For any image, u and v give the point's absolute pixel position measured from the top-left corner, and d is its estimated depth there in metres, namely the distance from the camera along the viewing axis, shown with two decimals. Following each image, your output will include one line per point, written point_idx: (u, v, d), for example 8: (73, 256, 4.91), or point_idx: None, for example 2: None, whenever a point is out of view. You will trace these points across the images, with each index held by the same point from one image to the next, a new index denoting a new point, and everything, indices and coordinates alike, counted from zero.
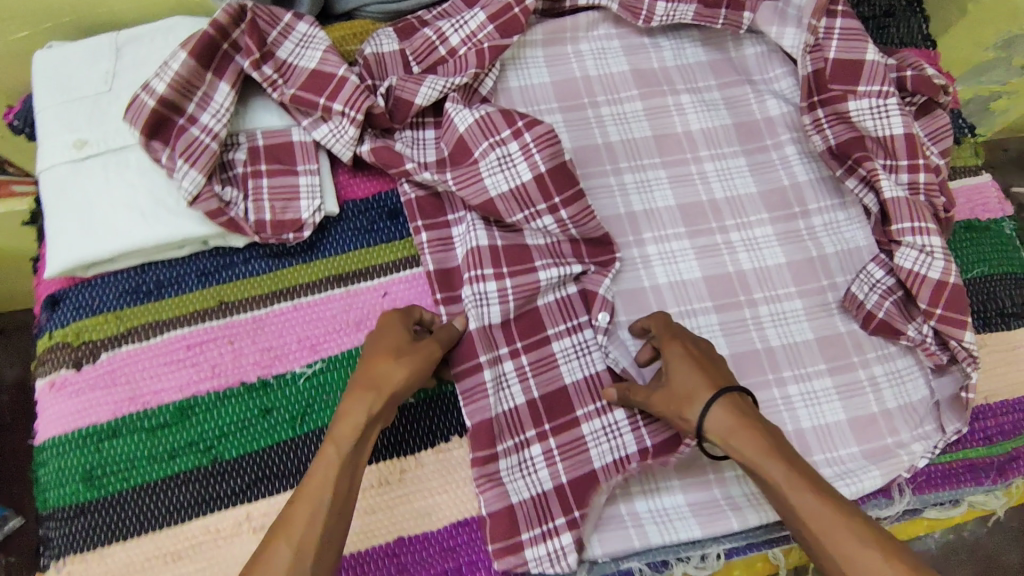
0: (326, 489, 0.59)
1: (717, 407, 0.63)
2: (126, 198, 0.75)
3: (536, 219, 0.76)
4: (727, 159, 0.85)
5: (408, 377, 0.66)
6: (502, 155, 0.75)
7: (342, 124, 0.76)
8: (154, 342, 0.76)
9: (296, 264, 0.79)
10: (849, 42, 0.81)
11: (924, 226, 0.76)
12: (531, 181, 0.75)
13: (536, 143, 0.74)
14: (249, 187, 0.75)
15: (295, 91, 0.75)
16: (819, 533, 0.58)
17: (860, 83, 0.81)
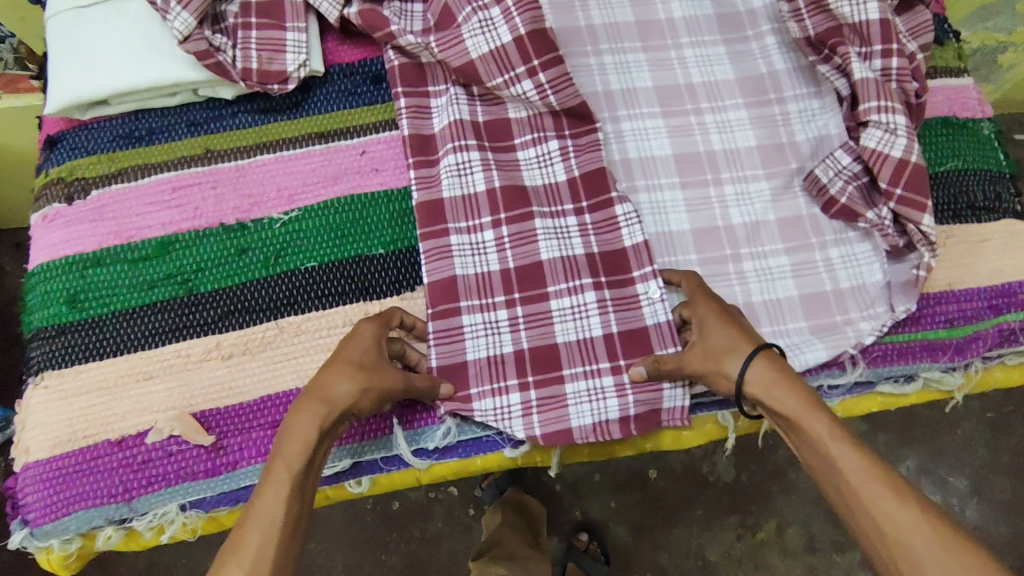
0: (277, 506, 0.57)
1: (755, 363, 0.65)
2: (124, 42, 0.79)
3: (516, 83, 0.78)
4: (707, 47, 0.87)
5: (358, 395, 0.63)
6: (484, 19, 0.78)
7: None
8: (141, 183, 0.80)
9: (281, 119, 0.82)
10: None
11: (889, 104, 0.76)
12: (510, 43, 0.77)
13: (517, 7, 0.77)
14: (239, 37, 0.78)
15: None
16: (851, 490, 0.57)
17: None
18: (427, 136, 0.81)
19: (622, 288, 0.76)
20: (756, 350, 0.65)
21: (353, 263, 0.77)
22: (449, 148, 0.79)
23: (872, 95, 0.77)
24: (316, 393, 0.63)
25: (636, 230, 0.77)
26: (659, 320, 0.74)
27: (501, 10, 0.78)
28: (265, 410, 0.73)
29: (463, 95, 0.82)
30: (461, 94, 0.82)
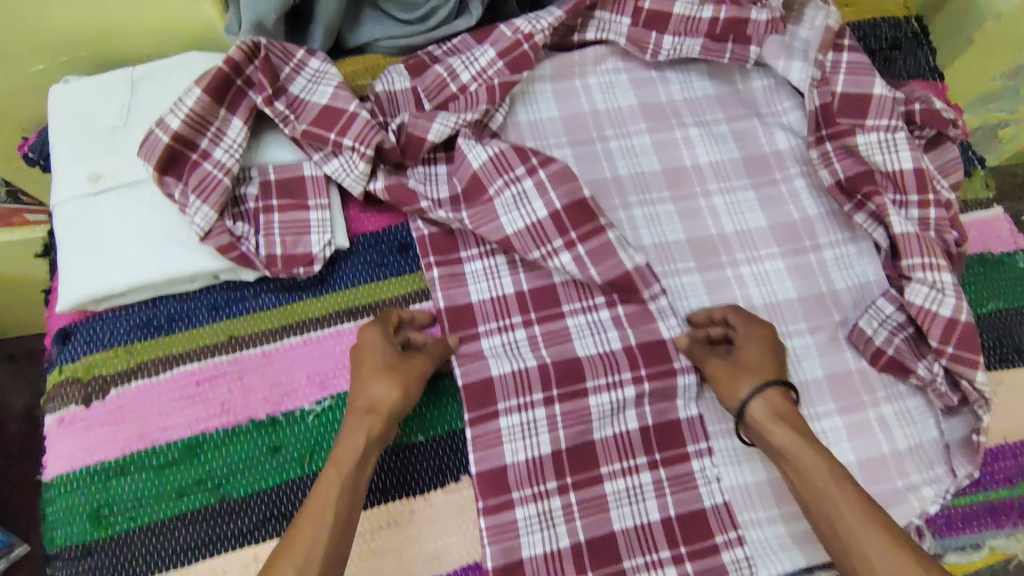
0: (326, 515, 0.61)
1: (768, 391, 0.69)
2: (139, 233, 0.75)
3: (554, 256, 0.76)
4: (737, 193, 0.85)
5: (401, 397, 0.68)
6: (517, 192, 0.77)
7: (353, 158, 0.77)
8: (163, 378, 0.75)
9: (305, 297, 0.79)
10: (860, 74, 0.81)
11: (934, 262, 0.75)
12: (546, 218, 0.76)
13: (552, 180, 0.76)
14: (261, 222, 0.75)
15: (307, 127, 0.77)
16: (847, 529, 0.60)
17: (868, 115, 0.80)
18: (463, 309, 0.78)
19: (678, 466, 0.74)
20: (769, 381, 0.70)
21: (397, 453, 0.73)
22: (492, 327, 0.78)
23: (915, 251, 0.76)
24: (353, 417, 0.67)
25: (691, 402, 0.76)
26: (717, 501, 0.73)
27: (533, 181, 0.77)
28: None
29: (502, 261, 0.81)
30: (500, 261, 0.81)
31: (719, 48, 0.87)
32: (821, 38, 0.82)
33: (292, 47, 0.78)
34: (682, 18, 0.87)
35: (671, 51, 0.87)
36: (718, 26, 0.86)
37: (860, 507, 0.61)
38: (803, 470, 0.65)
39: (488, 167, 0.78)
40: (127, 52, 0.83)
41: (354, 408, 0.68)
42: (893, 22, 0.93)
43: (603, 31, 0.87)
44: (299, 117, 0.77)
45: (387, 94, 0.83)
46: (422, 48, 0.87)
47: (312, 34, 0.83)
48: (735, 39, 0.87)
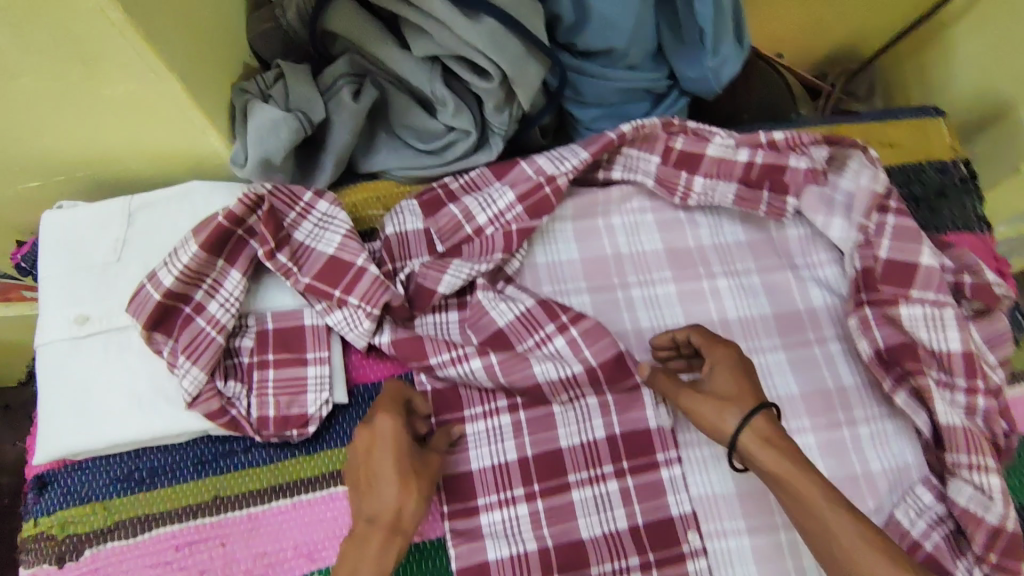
0: None
1: (756, 421, 0.63)
2: (124, 385, 0.70)
3: (588, 426, 0.75)
4: (766, 353, 0.79)
5: (421, 504, 0.63)
6: (549, 352, 0.75)
7: (358, 314, 0.72)
8: (141, 540, 0.70)
9: (296, 453, 0.73)
10: (905, 241, 0.75)
11: (981, 462, 0.70)
12: (582, 371, 0.74)
13: (585, 339, 0.74)
14: (255, 380, 0.70)
15: (310, 281, 0.72)
16: None
17: (913, 286, 0.74)
18: (461, 476, 0.72)
19: None
20: (757, 408, 0.63)
21: None
22: (492, 496, 0.72)
23: (959, 447, 0.71)
24: (369, 537, 0.60)
25: None
26: None
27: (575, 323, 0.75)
28: None
29: (508, 423, 0.75)
30: (506, 421, 0.75)
31: (755, 193, 0.82)
32: (866, 201, 0.77)
33: (300, 188, 0.73)
34: (715, 161, 0.81)
35: (702, 195, 0.82)
36: (754, 172, 0.81)
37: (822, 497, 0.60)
38: (782, 478, 0.61)
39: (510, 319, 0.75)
40: (125, 178, 0.79)
41: (372, 521, 0.61)
42: (939, 167, 0.87)
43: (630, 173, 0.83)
44: (303, 265, 0.73)
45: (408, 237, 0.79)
46: (437, 179, 0.83)
47: (321, 166, 0.79)
48: (771, 186, 0.81)
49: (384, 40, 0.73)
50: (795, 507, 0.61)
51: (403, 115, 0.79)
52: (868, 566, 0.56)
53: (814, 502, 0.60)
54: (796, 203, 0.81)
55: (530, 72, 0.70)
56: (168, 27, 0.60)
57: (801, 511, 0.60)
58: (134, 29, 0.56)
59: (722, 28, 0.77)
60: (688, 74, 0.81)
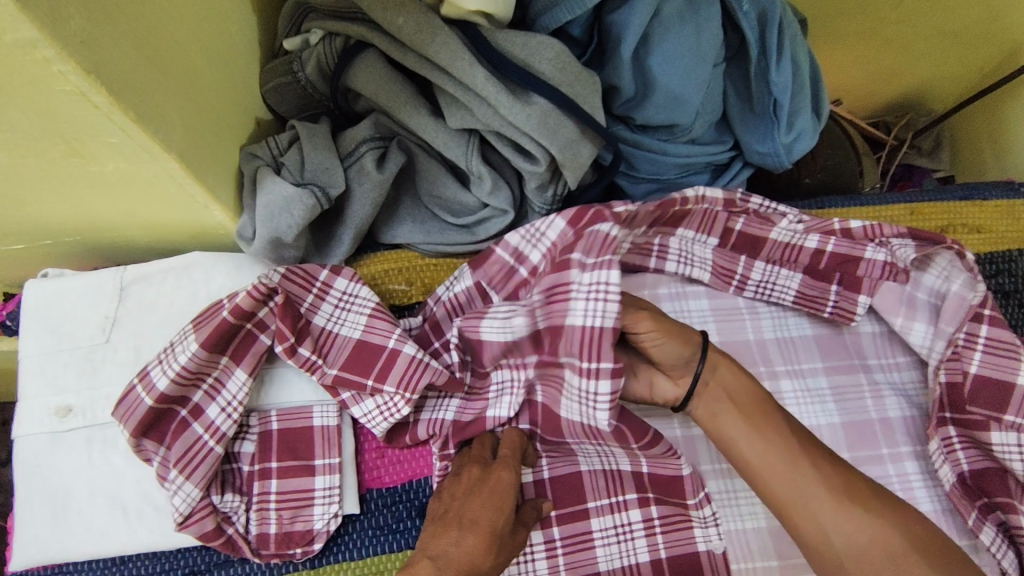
0: None
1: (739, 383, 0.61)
2: (110, 488, 0.63)
3: (628, 538, 0.68)
4: None
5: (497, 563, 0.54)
6: (604, 452, 0.69)
7: (395, 400, 0.63)
8: None
9: (300, 568, 0.63)
10: (1002, 357, 0.65)
11: None
12: (633, 498, 0.69)
13: (644, 451, 0.67)
14: (254, 493, 0.62)
15: (339, 373, 0.63)
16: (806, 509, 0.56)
17: (1008, 410, 0.65)
18: None
19: None
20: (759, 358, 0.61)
21: None
22: None
23: None
24: (467, 532, 0.53)
25: None
26: None
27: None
28: None
29: (541, 544, 0.67)
30: (540, 544, 0.67)
31: (821, 287, 0.73)
32: (961, 314, 0.69)
33: (314, 268, 0.65)
34: (779, 247, 0.72)
35: (763, 280, 0.74)
36: (823, 261, 0.72)
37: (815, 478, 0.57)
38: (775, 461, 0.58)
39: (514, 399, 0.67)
40: (120, 246, 0.71)
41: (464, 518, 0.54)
42: None
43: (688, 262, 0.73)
44: (329, 355, 0.64)
45: (446, 300, 0.71)
46: (465, 256, 0.74)
47: (339, 239, 0.71)
48: (841, 279, 0.72)
49: (413, 103, 0.66)
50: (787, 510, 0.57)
51: (432, 185, 0.71)
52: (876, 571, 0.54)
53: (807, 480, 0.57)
54: (869, 300, 0.72)
55: (582, 154, 0.63)
56: (163, 104, 0.53)
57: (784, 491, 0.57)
58: (123, 113, 0.49)
59: (799, 102, 0.71)
60: (758, 148, 0.73)
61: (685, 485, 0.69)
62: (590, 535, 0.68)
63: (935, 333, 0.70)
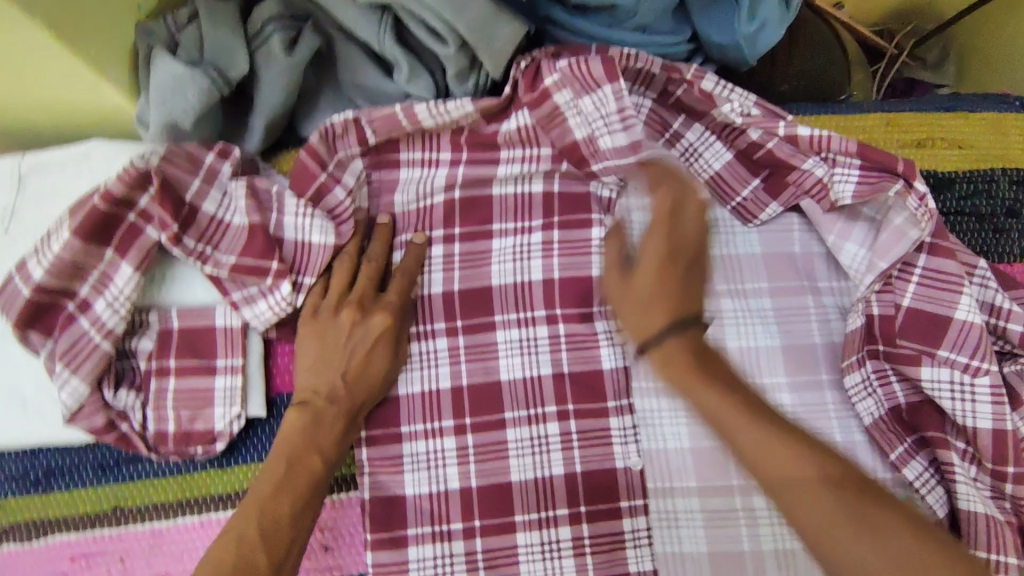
0: (268, 504, 0.54)
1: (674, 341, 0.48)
2: (6, 382, 0.61)
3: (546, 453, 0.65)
4: (767, 393, 0.66)
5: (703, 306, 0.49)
6: (526, 338, 0.67)
7: (272, 300, 0.62)
8: (39, 546, 0.64)
9: (206, 467, 0.64)
10: (936, 289, 0.61)
11: (1003, 560, 0.58)
12: (553, 411, 0.66)
13: (568, 342, 0.67)
14: (152, 391, 0.60)
15: (238, 258, 0.60)
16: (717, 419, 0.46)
17: (941, 345, 0.60)
18: (393, 502, 0.65)
19: None
20: (683, 322, 0.48)
21: None
22: (425, 528, 0.64)
23: (980, 543, 0.59)
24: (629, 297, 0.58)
25: None
26: None
27: (548, 332, 0.67)
28: None
29: (452, 450, 0.65)
30: (451, 450, 0.65)
31: (744, 176, 0.67)
32: (902, 251, 0.61)
33: (199, 151, 0.60)
34: (718, 123, 0.66)
35: (696, 144, 0.68)
36: (758, 151, 0.66)
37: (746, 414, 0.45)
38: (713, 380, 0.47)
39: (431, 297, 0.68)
40: (19, 132, 0.67)
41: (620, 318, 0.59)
42: (1015, 178, 0.71)
43: (592, 128, 0.64)
44: (222, 243, 0.61)
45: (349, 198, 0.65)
46: (370, 91, 0.66)
47: (251, 128, 0.66)
48: (769, 176, 0.67)
49: None
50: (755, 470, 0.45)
51: (353, 70, 0.65)
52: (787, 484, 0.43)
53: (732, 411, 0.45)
54: (781, 207, 0.67)
55: (500, 36, 0.59)
56: None
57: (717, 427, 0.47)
58: None
59: None
60: (717, 41, 0.66)
61: (606, 397, 0.66)
62: (505, 445, 0.65)
63: (868, 263, 0.63)
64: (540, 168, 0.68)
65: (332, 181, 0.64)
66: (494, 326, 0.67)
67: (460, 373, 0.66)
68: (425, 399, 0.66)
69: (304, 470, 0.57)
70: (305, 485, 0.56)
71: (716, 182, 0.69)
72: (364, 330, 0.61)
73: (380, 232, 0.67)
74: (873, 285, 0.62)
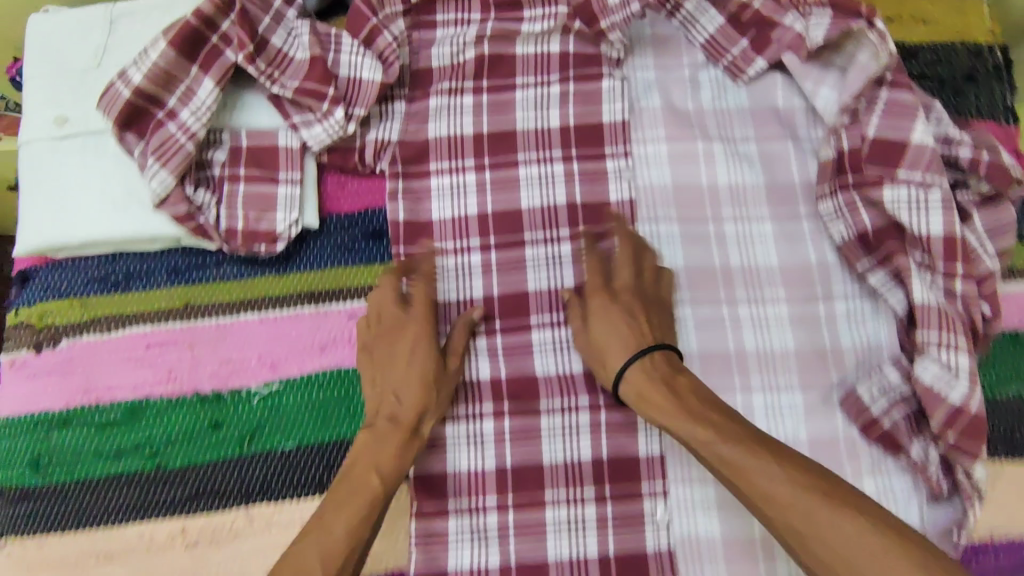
0: (362, 515, 0.61)
1: (638, 366, 0.65)
2: (100, 186, 0.71)
3: (558, 267, 0.75)
4: (751, 222, 0.77)
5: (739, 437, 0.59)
6: (545, 172, 0.77)
7: (327, 123, 0.72)
8: (115, 337, 0.74)
9: (268, 274, 0.75)
10: (897, 119, 0.71)
11: (952, 339, 0.67)
12: (567, 233, 0.76)
13: (582, 176, 0.77)
14: (224, 192, 0.71)
15: (299, 84, 0.71)
16: (749, 475, 0.57)
17: (901, 166, 0.70)
18: None
19: (627, 506, 0.69)
20: (652, 349, 0.66)
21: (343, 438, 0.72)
22: (453, 328, 0.74)
23: (931, 324, 0.68)
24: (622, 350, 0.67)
25: (654, 439, 0.70)
26: (661, 547, 0.69)
27: (564, 168, 0.77)
28: None
29: (478, 261, 0.75)
30: (477, 260, 0.75)
31: (732, 36, 0.78)
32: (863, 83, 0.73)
33: None
34: None
35: (692, 13, 0.80)
36: (746, 13, 0.77)
37: (783, 471, 0.56)
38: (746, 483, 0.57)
39: (462, 136, 0.77)
40: None
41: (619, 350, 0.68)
42: (974, 50, 0.81)
43: None
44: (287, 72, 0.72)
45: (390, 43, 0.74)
46: None
47: None
48: (755, 36, 0.77)
49: None
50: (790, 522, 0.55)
51: None
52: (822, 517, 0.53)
53: (780, 490, 0.55)
54: (765, 64, 0.78)
55: None
56: None
57: (746, 490, 0.57)
58: None
59: None
60: None
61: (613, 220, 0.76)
62: (523, 259, 0.75)
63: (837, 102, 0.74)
64: (557, 25, 0.77)
65: (382, 26, 0.75)
66: (516, 164, 0.77)
67: (486, 200, 0.76)
68: (454, 222, 0.76)
69: (364, 488, 0.63)
70: (377, 478, 0.63)
71: (710, 42, 0.79)
72: (420, 359, 0.68)
73: (418, 83, 0.78)
74: (842, 117, 0.73)
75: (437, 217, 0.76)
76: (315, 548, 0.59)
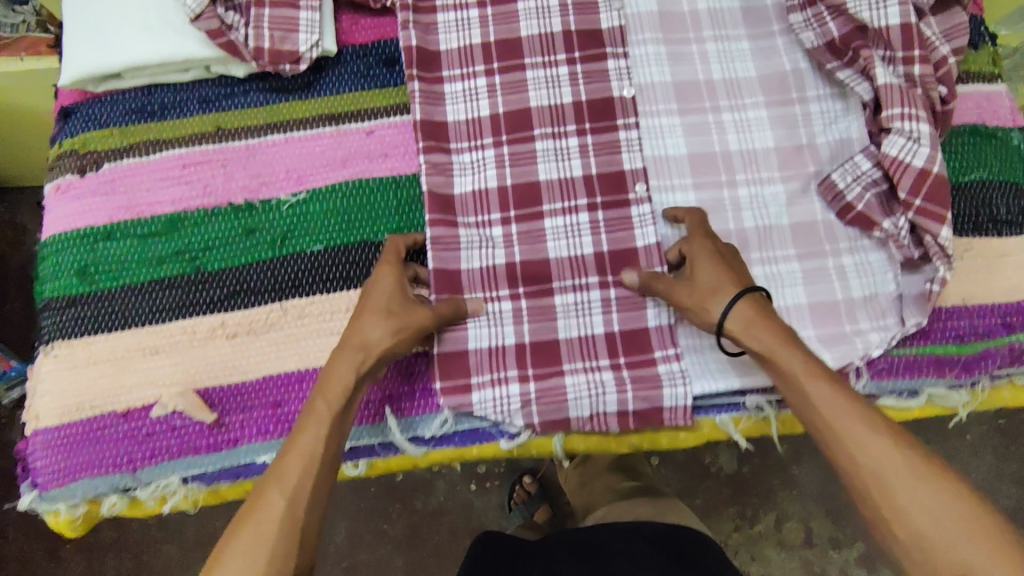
0: (317, 451, 0.62)
1: (740, 304, 0.67)
2: (139, 17, 0.79)
3: (558, 88, 0.83)
4: (730, 41, 0.85)
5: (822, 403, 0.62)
6: (540, 5, 0.84)
7: None
8: (153, 159, 0.80)
9: (291, 99, 0.82)
10: None
11: (913, 111, 0.75)
12: (563, 57, 0.83)
13: (574, 7, 0.84)
14: (251, 15, 0.79)
15: None
16: (842, 430, 0.60)
17: None
18: (439, 122, 0.82)
19: (629, 289, 0.78)
20: (744, 292, 0.68)
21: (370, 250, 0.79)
22: (463, 143, 0.82)
23: (894, 102, 0.75)
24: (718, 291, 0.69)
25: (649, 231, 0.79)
26: (661, 323, 0.77)
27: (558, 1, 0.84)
28: (268, 390, 0.75)
29: (484, 84, 0.83)
30: (483, 84, 0.83)
31: None
32: None
33: None
34: None
35: None
36: None
37: (888, 445, 0.58)
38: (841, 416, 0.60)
39: None
40: None
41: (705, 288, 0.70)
42: None
43: None
44: None
45: None
46: None
47: None
48: None
49: None
50: (872, 497, 0.57)
51: None
52: (898, 487, 0.56)
53: (881, 458, 0.57)
54: None
55: None
56: None
57: (841, 425, 0.60)
58: None
59: None
60: None
61: (605, 45, 0.84)
62: (524, 80, 0.83)
63: None
64: None
65: None
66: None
67: (489, 30, 0.84)
68: (460, 52, 0.84)
69: (315, 414, 0.64)
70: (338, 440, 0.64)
71: None
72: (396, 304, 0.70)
73: None
74: None
75: (443, 48, 0.84)
76: (275, 503, 0.58)
